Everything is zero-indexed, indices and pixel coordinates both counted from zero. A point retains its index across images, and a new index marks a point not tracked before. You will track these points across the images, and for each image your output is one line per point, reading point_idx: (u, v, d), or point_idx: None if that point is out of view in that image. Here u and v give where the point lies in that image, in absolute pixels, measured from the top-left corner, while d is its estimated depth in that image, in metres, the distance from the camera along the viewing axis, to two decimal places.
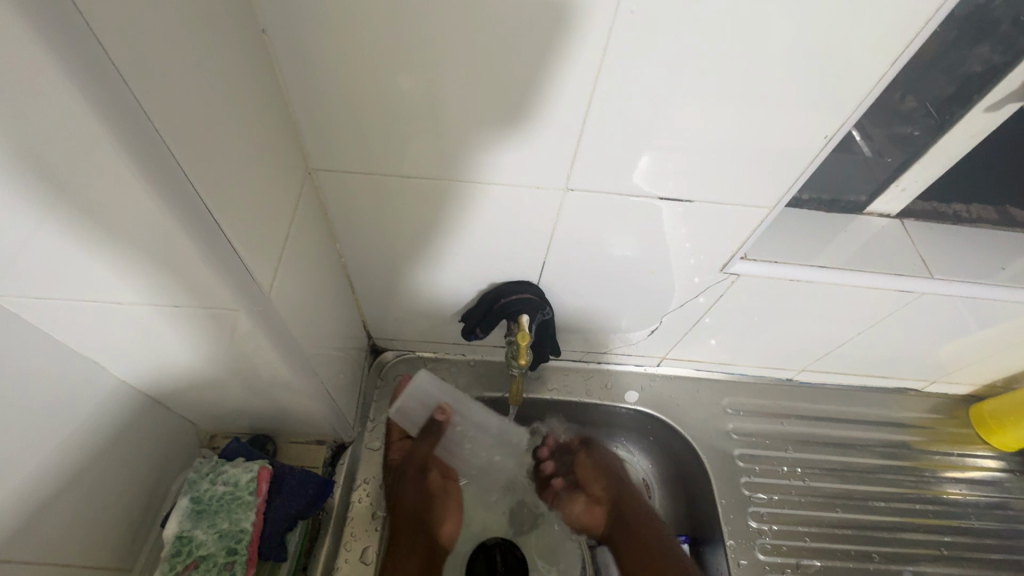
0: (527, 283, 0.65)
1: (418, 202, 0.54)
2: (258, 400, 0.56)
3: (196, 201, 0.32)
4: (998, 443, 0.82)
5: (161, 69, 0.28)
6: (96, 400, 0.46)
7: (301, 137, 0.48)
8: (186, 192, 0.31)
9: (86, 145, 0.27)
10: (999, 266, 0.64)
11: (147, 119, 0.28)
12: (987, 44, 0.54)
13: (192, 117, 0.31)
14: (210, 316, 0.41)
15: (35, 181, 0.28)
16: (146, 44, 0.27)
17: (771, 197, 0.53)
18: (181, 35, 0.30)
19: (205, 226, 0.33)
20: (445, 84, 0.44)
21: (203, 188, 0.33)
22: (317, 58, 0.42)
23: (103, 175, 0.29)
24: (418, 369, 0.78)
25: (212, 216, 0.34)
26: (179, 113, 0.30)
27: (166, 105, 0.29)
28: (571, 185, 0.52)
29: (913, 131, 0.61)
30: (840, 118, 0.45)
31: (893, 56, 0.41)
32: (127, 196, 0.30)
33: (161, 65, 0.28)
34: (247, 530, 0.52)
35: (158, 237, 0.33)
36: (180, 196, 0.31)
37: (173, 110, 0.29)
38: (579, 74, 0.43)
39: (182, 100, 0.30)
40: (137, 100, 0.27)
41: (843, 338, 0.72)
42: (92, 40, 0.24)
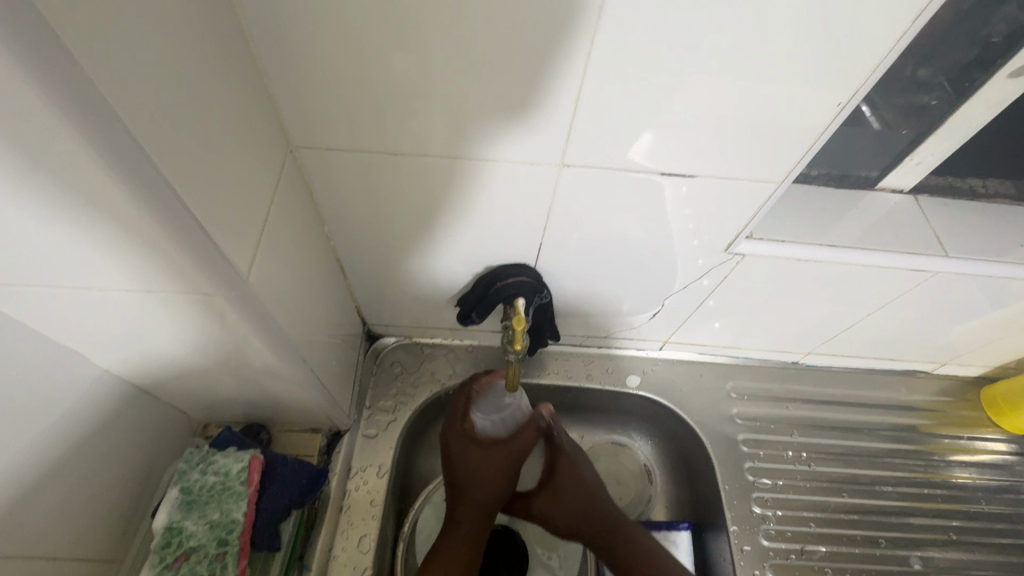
0: (525, 265, 0.62)
1: (406, 181, 0.52)
2: (248, 388, 0.55)
3: (163, 184, 0.30)
4: (1009, 426, 0.80)
5: (115, 35, 0.26)
6: (79, 392, 0.45)
7: (280, 112, 0.46)
8: (151, 176, 0.29)
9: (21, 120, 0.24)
10: (1017, 244, 0.61)
11: (100, 95, 0.25)
12: (1014, 3, 0.50)
13: (153, 89, 0.29)
14: (189, 304, 0.39)
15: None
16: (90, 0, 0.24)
17: (780, 171, 0.50)
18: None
19: (175, 211, 0.31)
20: (430, 54, 0.41)
21: (163, 163, 0.30)
22: (289, 25, 0.39)
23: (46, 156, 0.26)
24: (414, 354, 0.76)
25: (184, 202, 0.31)
26: (137, 82, 0.28)
27: (120, 76, 0.26)
28: (567, 162, 0.50)
29: (930, 100, 0.57)
30: (855, 85, 0.42)
31: (915, 16, 0.37)
32: (76, 176, 0.27)
33: (115, 29, 0.26)
34: (238, 521, 0.50)
35: (119, 221, 0.31)
36: (145, 180, 0.29)
37: (122, 76, 0.26)
38: (575, 38, 0.40)
39: (132, 63, 0.27)
40: (86, 72, 0.24)
41: (852, 319, 0.69)
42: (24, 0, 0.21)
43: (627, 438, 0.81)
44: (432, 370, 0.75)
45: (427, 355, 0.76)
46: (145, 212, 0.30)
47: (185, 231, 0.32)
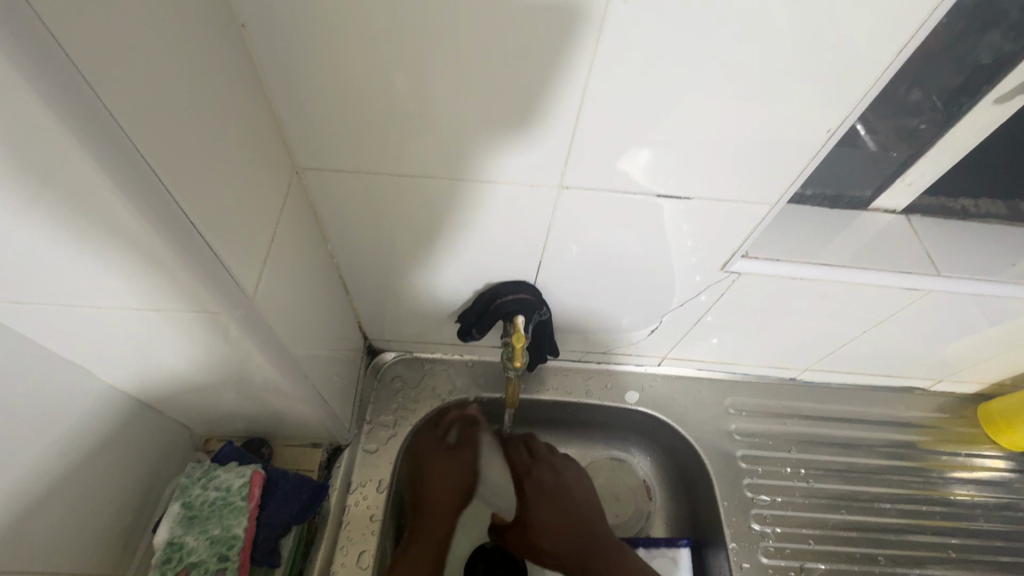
0: (524, 282, 0.63)
1: (408, 200, 0.53)
2: (250, 403, 0.55)
3: (175, 210, 0.31)
4: (1006, 443, 0.80)
5: (135, 71, 0.27)
6: (84, 406, 0.46)
7: (287, 135, 0.47)
8: (165, 202, 0.30)
9: (47, 152, 0.26)
10: (1009, 263, 0.63)
11: (121, 130, 0.27)
12: (998, 31, 0.51)
13: (170, 120, 0.30)
14: (195, 321, 0.40)
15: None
16: (111, 35, 0.26)
17: (774, 192, 0.52)
18: (154, 33, 0.29)
19: (186, 235, 0.32)
20: (432, 80, 0.43)
21: (175, 188, 0.31)
22: (298, 53, 0.41)
23: (68, 183, 0.28)
24: (415, 369, 0.77)
25: (195, 226, 0.33)
26: (155, 115, 0.29)
27: (141, 111, 0.28)
28: (566, 183, 0.51)
29: (919, 124, 0.59)
30: (845, 111, 0.44)
31: (899, 47, 0.39)
32: (92, 201, 0.29)
33: (135, 64, 0.27)
34: (239, 537, 0.51)
35: (130, 243, 0.32)
36: (159, 206, 0.30)
37: (139, 105, 0.28)
38: (575, 63, 0.41)
39: (149, 94, 0.29)
40: (109, 108, 0.26)
41: (848, 336, 0.70)
42: (52, 41, 0.23)
43: (626, 454, 0.81)
44: (432, 385, 0.76)
45: (427, 370, 0.77)
46: (159, 235, 0.31)
47: (194, 252, 0.33)
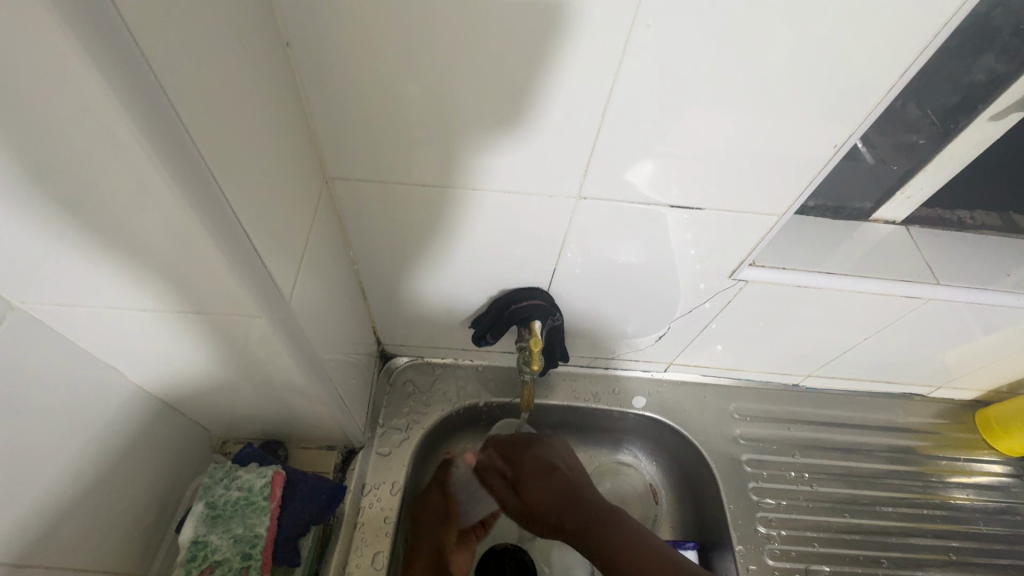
0: (538, 289, 0.65)
1: (430, 209, 0.55)
2: (271, 405, 0.57)
3: (231, 219, 0.33)
4: (1004, 448, 0.82)
5: (203, 90, 0.29)
6: (114, 405, 0.47)
7: (319, 146, 0.49)
8: (222, 212, 0.32)
9: (123, 165, 0.28)
10: (1004, 273, 0.65)
11: (192, 145, 0.29)
12: (991, 55, 0.54)
13: (228, 135, 0.32)
14: (228, 323, 0.41)
15: (44, 178, 0.28)
16: (185, 56, 0.28)
17: (781, 204, 0.54)
18: (217, 53, 0.31)
19: (238, 243, 0.34)
20: (461, 95, 0.45)
21: (226, 189, 0.32)
22: (332, 67, 0.43)
23: (136, 194, 0.29)
24: (426, 374, 0.78)
25: (246, 234, 0.35)
26: (218, 130, 0.31)
27: (206, 127, 0.30)
28: (583, 194, 0.53)
29: (918, 139, 0.61)
30: (850, 126, 0.46)
31: (903, 67, 0.42)
32: (155, 211, 0.31)
33: (203, 83, 0.29)
34: (261, 535, 0.52)
35: (184, 250, 0.33)
36: (218, 216, 0.32)
37: (201, 111, 0.29)
38: (596, 79, 0.43)
39: (213, 111, 0.31)
40: (183, 125, 0.28)
41: (850, 343, 0.72)
42: (141, 65, 0.25)
43: (633, 458, 0.83)
44: (444, 390, 0.77)
45: (439, 375, 0.78)
46: (213, 243, 0.33)
47: (239, 255, 0.35)
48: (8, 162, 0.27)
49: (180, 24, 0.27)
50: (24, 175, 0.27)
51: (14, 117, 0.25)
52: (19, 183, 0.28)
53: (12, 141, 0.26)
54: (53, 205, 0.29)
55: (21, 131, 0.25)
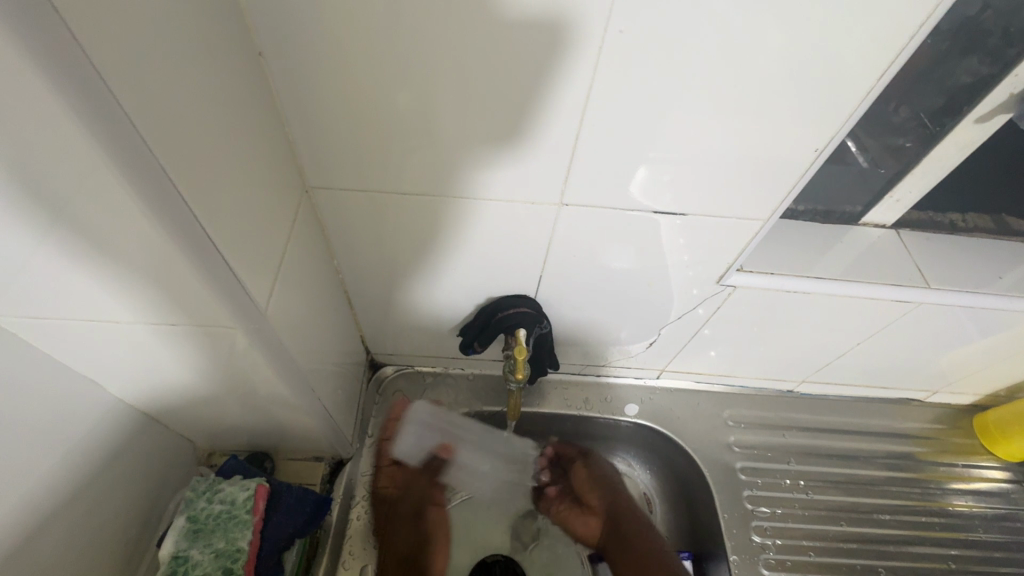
0: (526, 296, 0.65)
1: (413, 218, 0.55)
2: (255, 417, 0.56)
3: (203, 238, 0.33)
4: (1003, 453, 0.81)
5: (168, 105, 0.29)
6: (92, 420, 0.46)
7: (298, 155, 0.49)
8: (192, 228, 0.32)
9: (85, 181, 0.27)
10: (996, 276, 0.64)
11: (158, 163, 0.28)
12: (976, 56, 0.53)
13: (198, 150, 0.32)
14: (205, 335, 0.40)
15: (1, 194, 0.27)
16: (150, 71, 0.28)
17: (766, 209, 0.53)
18: (185, 64, 0.31)
19: (213, 262, 0.34)
20: (440, 104, 0.45)
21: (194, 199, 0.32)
22: (308, 76, 0.43)
23: (102, 210, 0.29)
24: (416, 383, 0.78)
25: (222, 254, 0.35)
26: (186, 145, 0.31)
27: (172, 143, 0.29)
28: (566, 200, 0.53)
29: (905, 142, 0.60)
30: (831, 131, 0.46)
31: (882, 69, 0.41)
32: (124, 227, 0.30)
33: (168, 98, 0.29)
34: (243, 550, 0.51)
35: (155, 266, 0.33)
36: (187, 231, 0.32)
37: (163, 122, 0.29)
38: (574, 86, 0.43)
39: (183, 127, 0.30)
40: (146, 141, 0.27)
41: (843, 347, 0.71)
42: (98, 82, 0.24)
43: (627, 466, 0.82)
44: (434, 399, 0.76)
45: (429, 384, 0.78)
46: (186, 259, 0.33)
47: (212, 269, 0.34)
48: None
49: (142, 35, 0.27)
50: None
51: None
52: None
53: None
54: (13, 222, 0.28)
55: None
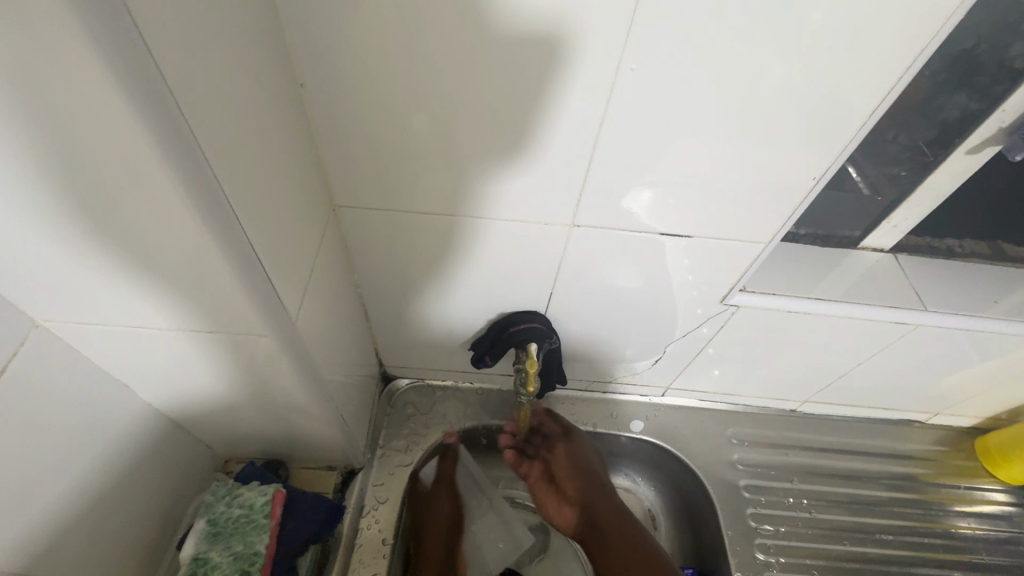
0: (536, 312, 0.67)
1: (430, 235, 0.58)
2: (274, 424, 0.58)
3: (251, 254, 0.35)
4: (1005, 477, 0.81)
5: (229, 132, 0.32)
6: (124, 421, 0.49)
7: (328, 176, 0.52)
8: (243, 246, 0.34)
9: (154, 201, 0.30)
10: (993, 300, 0.66)
11: (219, 187, 0.31)
12: (965, 92, 0.56)
13: (251, 174, 0.35)
14: (237, 343, 0.43)
15: (82, 208, 0.30)
16: (219, 104, 0.31)
17: (768, 232, 0.56)
18: (243, 96, 0.34)
19: (256, 277, 0.37)
20: (463, 130, 0.48)
21: (245, 222, 0.34)
22: (342, 106, 0.46)
23: (166, 228, 0.32)
24: (426, 397, 0.79)
25: (265, 269, 0.37)
26: (242, 170, 0.34)
27: (232, 168, 0.32)
28: (577, 222, 0.55)
29: (900, 171, 0.63)
30: (828, 160, 0.49)
31: (874, 104, 0.44)
32: (184, 244, 0.33)
33: (230, 127, 0.32)
34: (261, 553, 0.52)
35: (203, 279, 0.36)
36: (239, 248, 0.34)
37: (225, 151, 0.32)
38: (588, 115, 0.46)
39: (241, 153, 0.33)
40: (212, 167, 0.30)
41: (844, 368, 0.73)
42: (179, 115, 0.27)
43: (631, 482, 0.83)
44: (443, 412, 0.78)
45: (439, 397, 0.79)
46: (235, 274, 0.35)
47: (254, 283, 0.37)
48: (59, 194, 0.29)
49: (214, 72, 0.30)
50: (70, 208, 0.30)
51: (63, 157, 0.28)
52: (60, 210, 0.30)
53: (64, 175, 0.28)
54: (77, 231, 0.32)
55: (71, 168, 0.28)
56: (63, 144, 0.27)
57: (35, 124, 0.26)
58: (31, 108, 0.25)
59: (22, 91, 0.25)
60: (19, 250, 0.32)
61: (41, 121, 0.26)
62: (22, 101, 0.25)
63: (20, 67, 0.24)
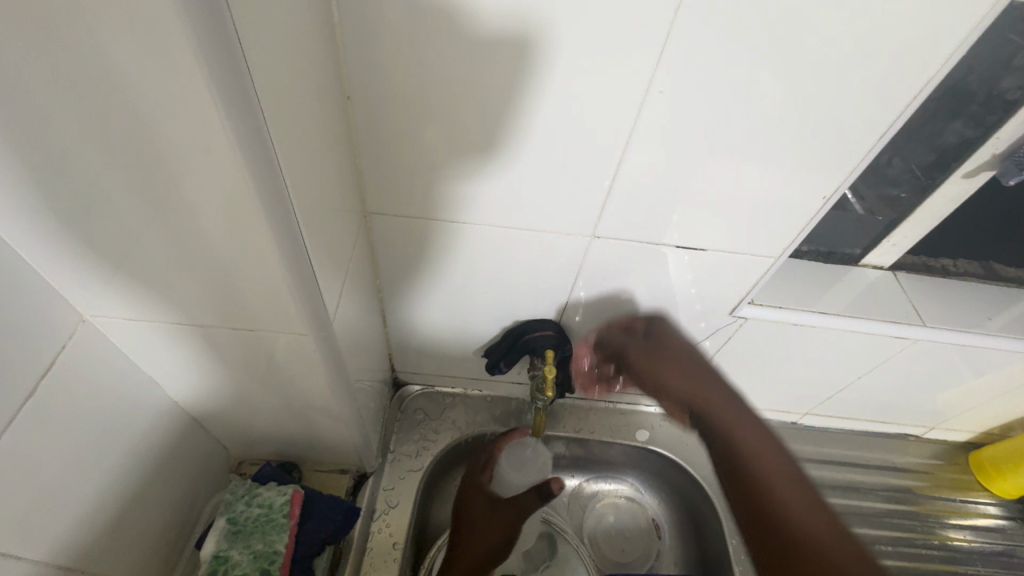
0: (549, 320, 0.69)
1: (453, 243, 0.59)
2: (294, 425, 0.59)
3: (303, 259, 0.37)
4: (998, 490, 0.84)
5: (293, 143, 0.34)
6: (151, 418, 0.49)
7: (361, 184, 0.54)
8: (297, 251, 0.36)
9: (220, 210, 0.32)
10: (986, 317, 0.69)
11: (284, 194, 0.33)
12: (961, 120, 0.59)
13: (307, 184, 0.37)
14: (271, 343, 0.44)
15: (148, 212, 0.32)
16: (287, 115, 0.32)
17: (778, 247, 0.58)
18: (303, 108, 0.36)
19: (304, 280, 0.38)
20: (492, 144, 0.50)
21: (301, 225, 0.36)
22: (382, 116, 0.48)
23: (225, 235, 0.33)
24: (437, 403, 0.81)
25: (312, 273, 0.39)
26: (301, 178, 0.35)
27: (293, 175, 0.34)
28: (597, 233, 0.58)
29: (900, 193, 0.66)
30: (837, 180, 0.51)
31: (882, 130, 0.47)
32: (243, 250, 0.35)
33: (294, 138, 0.34)
34: (280, 552, 0.53)
35: (253, 284, 0.37)
36: (293, 253, 0.36)
37: (290, 160, 0.33)
38: (615, 133, 0.48)
39: (300, 163, 0.35)
40: (279, 175, 0.32)
41: (843, 382, 0.76)
42: (260, 128, 0.29)
43: (634, 490, 0.84)
44: (453, 418, 0.79)
45: (448, 404, 0.81)
46: (285, 279, 0.37)
47: (300, 286, 0.38)
48: (129, 197, 0.31)
49: (285, 87, 0.32)
50: (138, 211, 0.32)
51: (140, 163, 0.29)
52: (127, 213, 0.32)
53: (137, 181, 0.30)
54: (137, 231, 0.33)
55: (147, 175, 0.30)
56: (141, 153, 0.29)
57: (117, 130, 0.28)
58: (117, 118, 0.27)
59: (111, 98, 0.26)
60: (79, 245, 0.34)
61: (124, 129, 0.28)
62: (111, 112, 0.27)
63: (115, 80, 0.26)
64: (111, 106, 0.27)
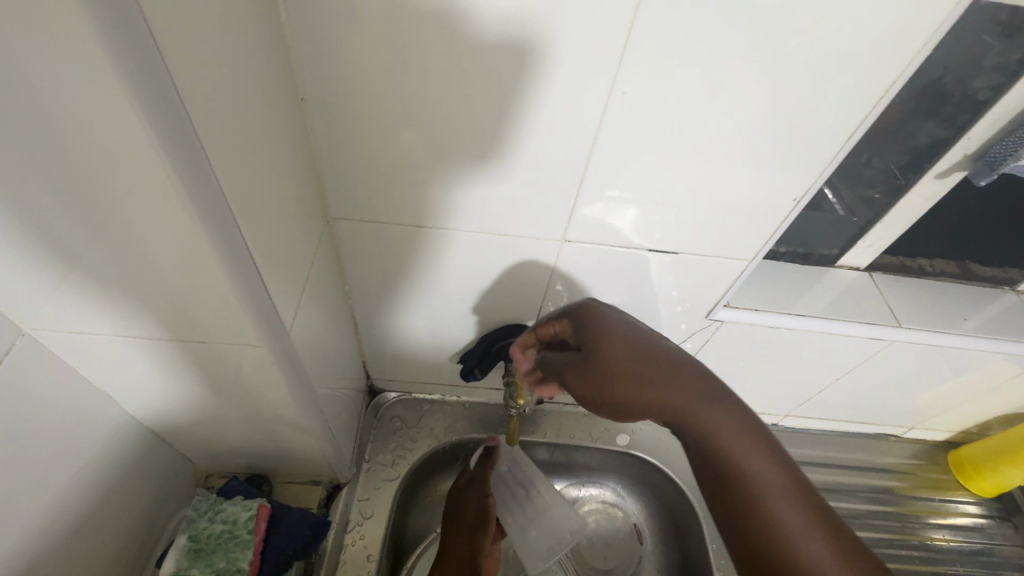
0: (525, 325, 0.68)
1: (423, 248, 0.58)
2: (260, 437, 0.57)
3: (252, 268, 0.35)
4: (977, 489, 0.84)
5: (235, 147, 0.32)
6: (105, 434, 0.47)
7: (324, 188, 0.52)
8: (244, 260, 0.34)
9: (158, 219, 0.30)
10: (962, 318, 0.69)
11: (225, 202, 0.31)
12: (934, 120, 0.59)
13: (253, 191, 0.35)
14: (227, 355, 0.42)
15: (82, 222, 0.30)
16: (227, 120, 0.31)
17: (751, 249, 0.58)
18: (249, 110, 0.34)
19: (254, 290, 0.37)
20: (458, 146, 0.48)
21: (245, 231, 0.34)
22: (341, 118, 0.47)
23: (166, 245, 0.32)
24: (414, 410, 0.79)
25: (263, 283, 0.37)
26: (246, 184, 0.34)
27: (235, 181, 0.32)
28: (568, 237, 0.56)
29: (875, 194, 0.65)
30: (807, 181, 0.51)
31: (850, 131, 0.47)
32: (188, 260, 0.33)
33: (235, 142, 0.32)
34: (243, 570, 0.51)
35: (202, 295, 0.36)
36: (239, 263, 0.34)
37: (232, 166, 0.32)
38: (581, 134, 0.47)
39: (244, 168, 0.34)
40: (218, 181, 0.30)
41: (823, 383, 0.75)
42: (191, 133, 0.27)
43: (616, 496, 0.83)
44: (431, 426, 0.78)
45: (426, 411, 0.79)
46: (234, 289, 0.35)
47: (251, 296, 0.37)
48: (60, 207, 0.29)
49: (223, 87, 0.30)
50: (70, 221, 0.30)
51: (68, 171, 0.28)
52: (60, 224, 0.30)
53: (66, 190, 0.28)
54: (73, 243, 0.31)
55: (76, 183, 0.28)
56: (68, 161, 0.27)
57: (29, 131, 0.26)
58: (38, 123, 0.25)
59: (26, 101, 0.25)
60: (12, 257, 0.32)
61: (46, 135, 0.26)
62: (30, 117, 0.25)
63: (28, 83, 0.24)
64: (20, 106, 0.25)
